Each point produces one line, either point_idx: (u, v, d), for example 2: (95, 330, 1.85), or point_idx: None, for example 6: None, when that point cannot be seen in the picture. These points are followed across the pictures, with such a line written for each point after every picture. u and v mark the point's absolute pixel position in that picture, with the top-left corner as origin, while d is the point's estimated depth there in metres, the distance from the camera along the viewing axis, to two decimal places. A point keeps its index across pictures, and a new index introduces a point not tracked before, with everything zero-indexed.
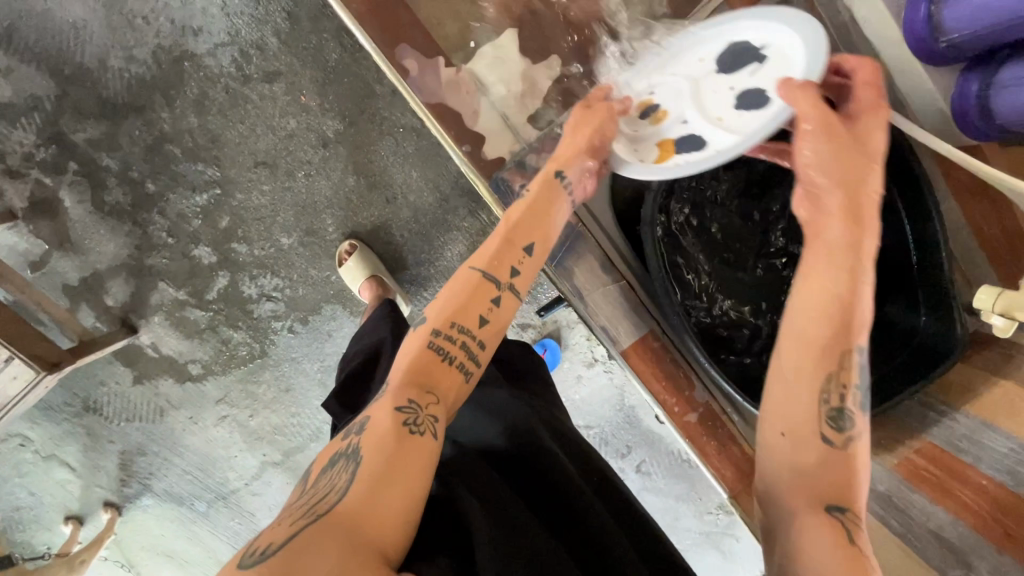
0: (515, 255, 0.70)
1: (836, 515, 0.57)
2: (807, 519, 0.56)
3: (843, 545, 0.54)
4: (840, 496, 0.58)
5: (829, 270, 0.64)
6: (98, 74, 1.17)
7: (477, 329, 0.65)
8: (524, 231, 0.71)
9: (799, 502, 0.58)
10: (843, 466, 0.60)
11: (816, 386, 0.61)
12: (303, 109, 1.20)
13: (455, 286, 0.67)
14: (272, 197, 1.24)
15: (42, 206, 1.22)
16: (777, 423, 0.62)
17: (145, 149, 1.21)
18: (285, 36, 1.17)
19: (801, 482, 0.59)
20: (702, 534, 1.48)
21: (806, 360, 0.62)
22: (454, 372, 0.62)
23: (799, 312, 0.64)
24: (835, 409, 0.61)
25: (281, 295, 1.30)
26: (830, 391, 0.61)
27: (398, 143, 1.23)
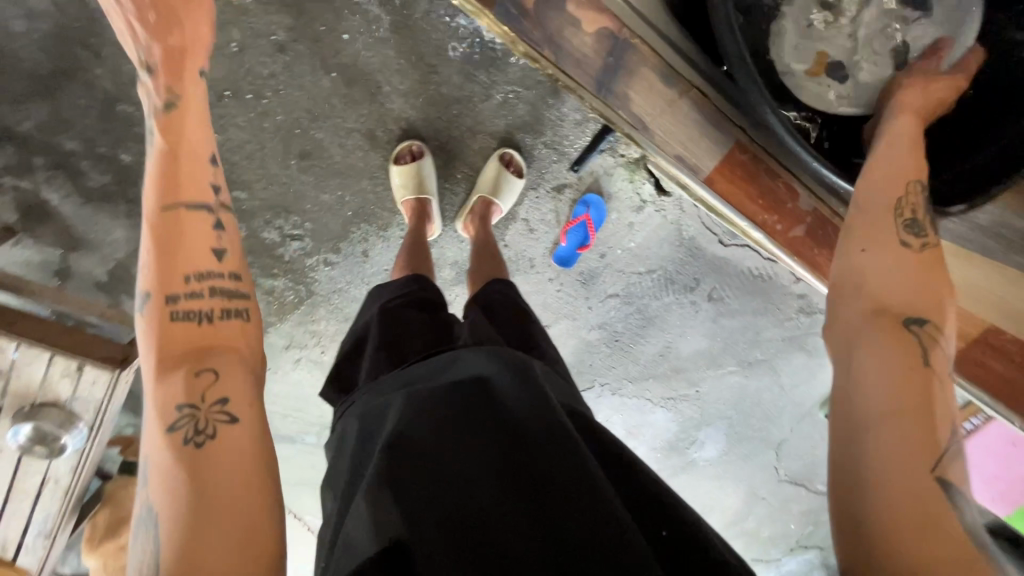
0: (193, 181, 0.66)
1: (916, 329, 0.60)
2: (880, 327, 0.61)
3: (915, 358, 0.59)
4: (921, 311, 0.62)
5: (893, 176, 0.74)
6: (9, 47, 1.01)
7: (221, 264, 0.63)
8: (174, 178, 0.65)
9: (870, 307, 0.63)
10: (934, 296, 0.64)
11: (895, 226, 0.69)
12: (241, 13, 1.02)
13: (162, 247, 0.62)
14: (252, 128, 1.12)
15: (34, 212, 1.15)
16: (857, 242, 0.69)
17: (99, 117, 1.08)
18: None
19: (885, 289, 0.64)
20: (785, 340, 1.54)
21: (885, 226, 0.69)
22: (226, 320, 0.61)
23: (864, 213, 0.71)
24: (908, 218, 0.69)
25: (304, 231, 1.23)
26: (903, 209, 0.70)
27: (361, 18, 1.05)
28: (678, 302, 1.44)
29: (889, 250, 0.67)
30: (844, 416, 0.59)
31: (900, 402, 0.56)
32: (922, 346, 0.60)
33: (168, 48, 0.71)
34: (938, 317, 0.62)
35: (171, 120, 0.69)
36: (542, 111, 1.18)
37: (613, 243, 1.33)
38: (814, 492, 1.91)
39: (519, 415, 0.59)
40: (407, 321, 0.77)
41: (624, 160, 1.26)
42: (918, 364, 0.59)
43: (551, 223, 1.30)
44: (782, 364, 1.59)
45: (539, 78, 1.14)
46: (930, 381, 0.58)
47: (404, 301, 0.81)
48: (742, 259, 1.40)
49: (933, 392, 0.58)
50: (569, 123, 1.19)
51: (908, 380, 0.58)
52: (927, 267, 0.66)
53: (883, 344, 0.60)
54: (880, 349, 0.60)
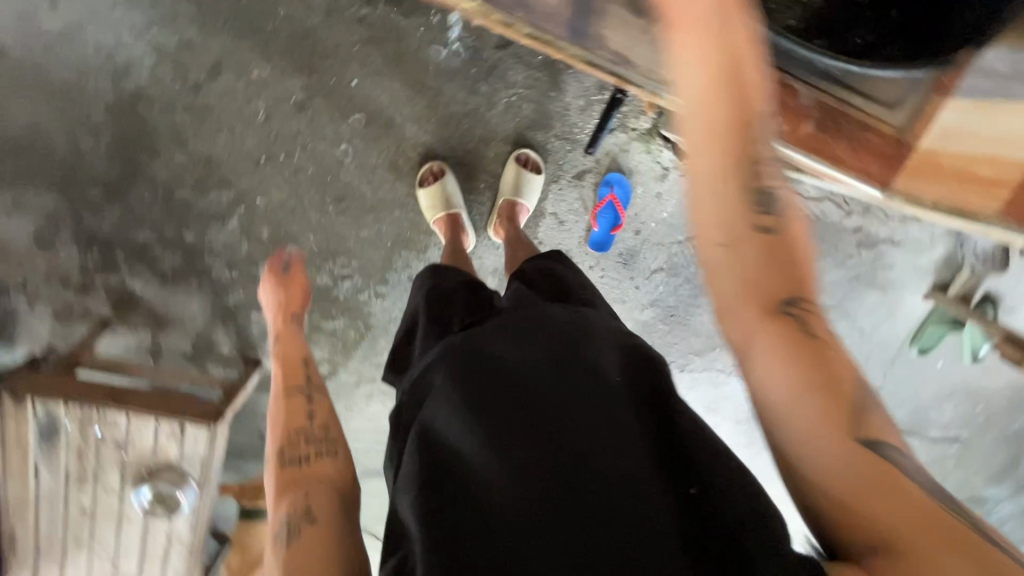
0: (298, 375, 0.88)
1: (792, 309, 0.52)
2: (763, 335, 0.51)
3: (801, 344, 0.50)
4: (791, 288, 0.52)
5: (726, 135, 0.53)
6: (81, 161, 1.17)
7: (312, 422, 0.78)
8: (286, 376, 0.87)
9: (743, 318, 0.52)
10: (800, 265, 0.54)
11: (744, 210, 0.53)
12: (262, 84, 1.14)
13: (276, 422, 0.79)
14: (290, 185, 1.22)
15: (123, 302, 1.30)
16: (709, 238, 0.54)
17: (162, 205, 1.22)
18: (202, 21, 1.09)
19: (750, 290, 0.52)
20: (852, 279, 1.49)
21: (721, 202, 0.53)
22: (319, 459, 0.72)
23: (700, 195, 0.55)
24: (758, 190, 0.53)
25: (352, 269, 1.31)
26: (751, 174, 0.53)
27: (364, 62, 1.14)
28: None
29: (745, 253, 0.53)
30: (767, 424, 0.51)
31: (812, 402, 0.49)
32: (804, 323, 0.51)
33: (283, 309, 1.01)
34: (807, 287, 0.53)
35: (283, 350, 0.94)
36: (547, 106, 1.22)
37: (645, 217, 1.33)
38: (931, 441, 1.75)
39: (543, 382, 0.61)
40: (451, 297, 0.79)
41: (637, 132, 1.26)
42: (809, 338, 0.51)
43: (579, 211, 1.32)
44: (855, 306, 1.53)
45: (540, 76, 1.19)
46: (835, 366, 0.50)
47: (445, 287, 0.81)
48: None
49: (833, 360, 0.51)
50: (574, 109, 1.22)
51: (809, 366, 0.50)
52: (786, 240, 0.53)
53: (780, 338, 0.51)
54: (777, 349, 0.50)
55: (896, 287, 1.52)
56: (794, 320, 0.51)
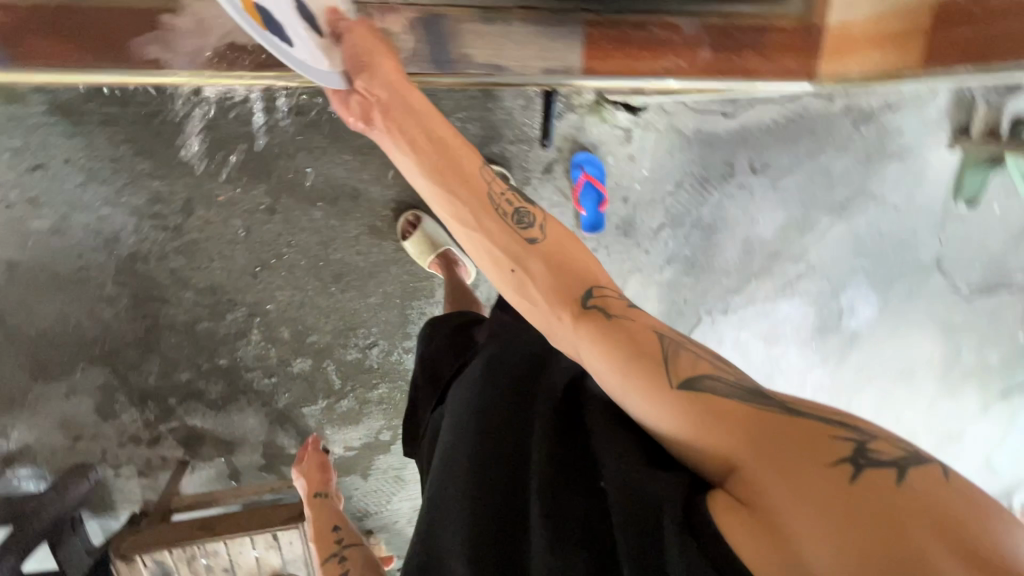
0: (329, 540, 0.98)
1: (585, 298, 0.61)
2: (575, 328, 0.59)
3: (600, 327, 0.58)
4: (578, 282, 0.62)
5: (468, 198, 0.68)
6: (110, 332, 1.27)
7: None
8: (321, 544, 0.98)
9: (560, 324, 0.61)
10: (574, 262, 0.64)
11: (507, 239, 0.66)
12: (232, 204, 1.20)
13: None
14: (291, 282, 1.28)
15: (191, 439, 1.38)
16: (505, 267, 0.66)
17: (191, 343, 1.30)
18: (160, 170, 1.16)
19: (547, 297, 0.62)
20: (863, 159, 1.41)
21: (495, 245, 0.67)
22: None
23: (478, 249, 0.68)
24: (513, 217, 0.67)
25: (375, 335, 1.36)
26: (503, 211, 0.68)
27: (312, 148, 1.19)
28: (727, 195, 1.37)
29: (531, 273, 0.64)
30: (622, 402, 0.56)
31: (628, 373, 0.54)
32: (603, 309, 0.59)
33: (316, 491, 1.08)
34: (591, 277, 0.63)
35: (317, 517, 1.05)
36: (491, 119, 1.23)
37: (627, 182, 1.31)
38: (1018, 289, 1.63)
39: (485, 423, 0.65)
40: (439, 355, 0.80)
41: (586, 108, 1.24)
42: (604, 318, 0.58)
43: (561, 202, 1.31)
44: (878, 184, 1.44)
45: (469, 95, 1.18)
46: (642, 335, 0.56)
47: (433, 346, 0.82)
48: (761, 115, 1.32)
49: (631, 328, 0.57)
50: (517, 112, 1.22)
51: (615, 344, 0.56)
52: (555, 249, 0.65)
53: (594, 333, 0.57)
54: (592, 335, 0.58)
55: (915, 151, 1.42)
56: (597, 311, 0.59)
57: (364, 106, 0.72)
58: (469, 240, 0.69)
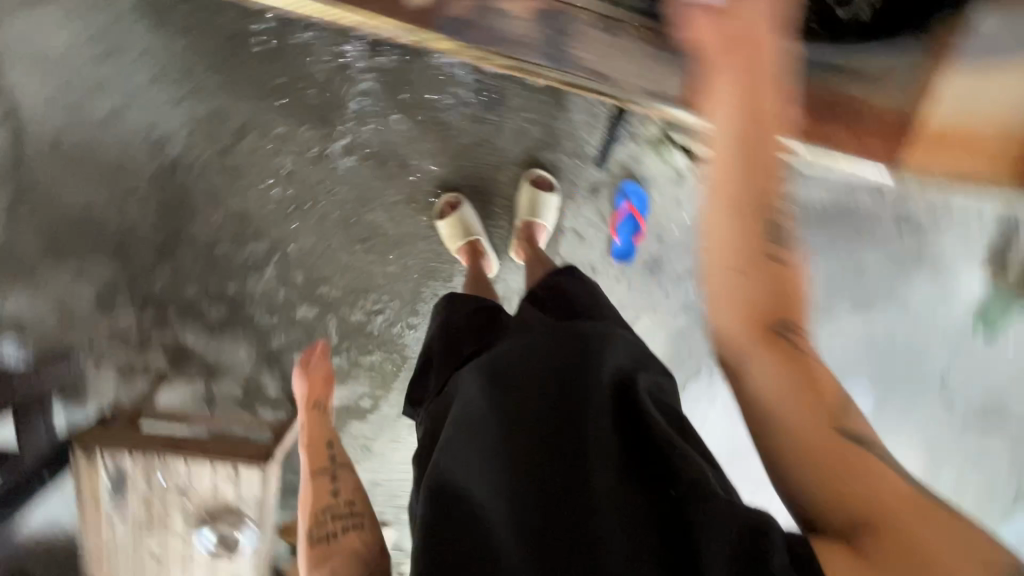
0: (322, 451, 0.90)
1: (785, 332, 0.60)
2: (764, 348, 0.59)
3: (791, 358, 0.59)
4: (787, 314, 0.61)
5: (741, 182, 0.62)
6: (132, 229, 1.28)
7: (336, 500, 0.81)
8: (312, 450, 0.91)
9: (750, 340, 0.60)
10: (792, 293, 0.62)
11: (757, 242, 0.62)
12: (285, 139, 1.22)
13: (306, 496, 0.83)
14: (318, 229, 1.29)
15: (178, 355, 1.38)
16: (728, 261, 0.62)
17: (206, 262, 1.31)
18: (226, 88, 1.18)
19: (746, 308, 0.61)
20: (893, 262, 1.43)
21: (735, 243, 0.62)
22: (347, 533, 0.76)
23: (716, 232, 0.64)
24: (771, 229, 0.62)
25: (383, 303, 1.36)
26: (767, 223, 0.62)
27: (376, 107, 1.21)
28: None
29: (752, 280, 0.61)
30: (759, 417, 0.59)
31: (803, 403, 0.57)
32: (792, 342, 0.60)
33: (310, 397, 0.99)
34: (799, 317, 0.62)
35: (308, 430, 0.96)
36: (554, 126, 1.24)
37: (666, 222, 1.32)
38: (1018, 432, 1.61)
39: (551, 404, 0.64)
40: (457, 325, 0.81)
41: (647, 140, 1.27)
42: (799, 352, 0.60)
43: (598, 223, 1.32)
44: (903, 290, 1.46)
45: (541, 99, 1.23)
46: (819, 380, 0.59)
47: (456, 314, 0.83)
48: (806, 193, 1.37)
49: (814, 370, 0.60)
50: (581, 125, 1.25)
51: (791, 375, 0.59)
52: (790, 277, 0.63)
53: (770, 349, 0.59)
54: (772, 360, 0.59)
55: (944, 266, 1.45)
56: (787, 342, 0.60)
57: (728, 40, 0.65)
58: (713, 222, 0.64)
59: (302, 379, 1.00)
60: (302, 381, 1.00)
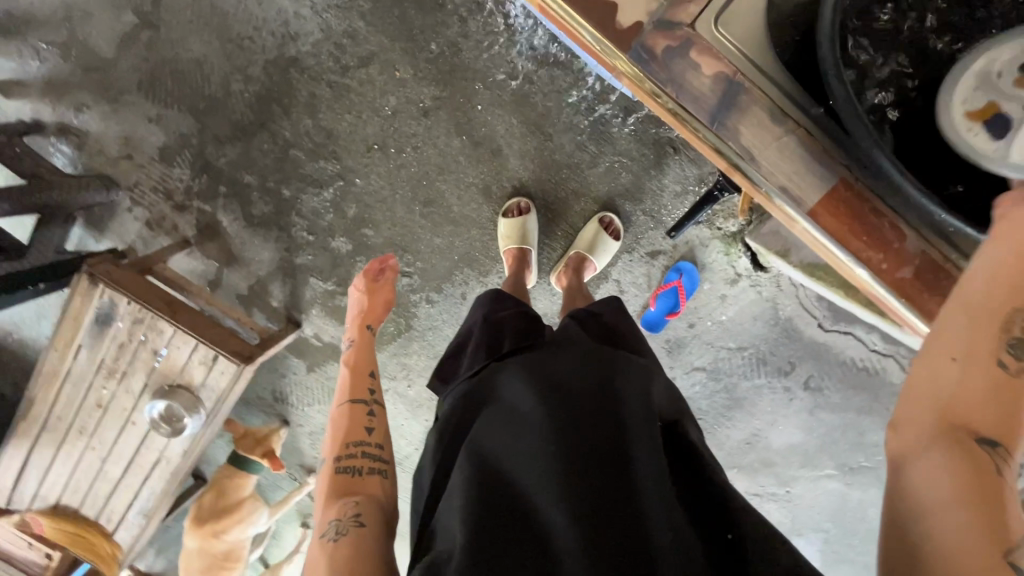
0: (366, 379, 0.88)
1: (989, 446, 0.53)
2: (947, 449, 0.52)
3: (983, 472, 0.51)
4: (993, 431, 0.54)
5: (1002, 287, 0.59)
6: (225, 100, 1.31)
7: (369, 436, 0.79)
8: (357, 374, 0.89)
9: (935, 434, 0.54)
10: (1004, 419, 0.55)
11: (993, 345, 0.57)
12: (400, 84, 1.25)
13: (339, 419, 0.82)
14: (389, 177, 1.32)
15: (208, 229, 1.40)
16: (945, 350, 0.58)
17: (275, 159, 1.33)
18: (370, 16, 1.21)
19: (954, 401, 0.55)
20: None
21: (975, 336, 0.57)
22: (370, 475, 0.74)
23: (947, 321, 0.60)
24: (1014, 339, 0.57)
25: (414, 269, 1.38)
26: (1011, 331, 0.57)
27: (493, 93, 1.24)
28: (770, 386, 1.38)
29: (966, 378, 0.56)
30: (910, 514, 0.52)
31: (968, 512, 0.49)
32: (993, 459, 0.52)
33: (363, 316, 0.99)
34: (1010, 445, 0.53)
35: (355, 353, 0.93)
36: (643, 182, 1.27)
37: (704, 314, 1.33)
38: None
39: (615, 404, 0.64)
40: (504, 321, 0.81)
41: (722, 233, 1.28)
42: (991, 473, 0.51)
43: (641, 286, 1.34)
44: None
45: (643, 151, 1.24)
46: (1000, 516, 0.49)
47: (504, 311, 0.83)
48: (846, 348, 1.32)
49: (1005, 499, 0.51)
50: (668, 193, 1.26)
51: (970, 488, 0.50)
52: (1014, 392, 0.56)
53: (954, 453, 0.52)
54: (943, 463, 0.52)
55: None
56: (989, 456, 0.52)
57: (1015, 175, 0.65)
58: (950, 310, 0.60)
59: (359, 291, 1.01)
60: (358, 294, 1.01)
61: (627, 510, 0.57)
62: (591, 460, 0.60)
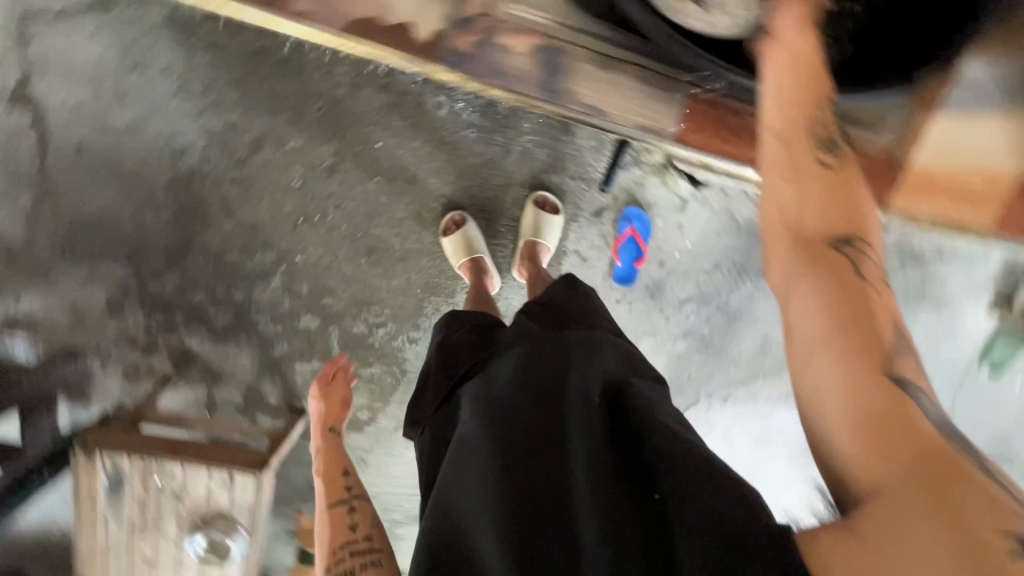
0: (341, 483, 0.91)
1: (846, 247, 0.56)
2: (806, 270, 0.56)
3: (849, 273, 0.55)
4: (848, 228, 0.58)
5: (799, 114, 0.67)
6: (146, 234, 1.31)
7: (354, 534, 0.81)
8: (331, 480, 0.92)
9: (800, 248, 0.58)
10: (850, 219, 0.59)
11: (809, 156, 0.64)
12: (297, 153, 1.25)
13: (323, 529, 0.83)
14: (326, 242, 1.32)
15: (182, 358, 1.40)
16: (785, 172, 0.64)
17: (215, 269, 1.34)
18: (243, 103, 1.22)
19: (796, 226, 0.59)
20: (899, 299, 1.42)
21: (788, 169, 0.64)
22: (365, 569, 0.75)
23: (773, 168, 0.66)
24: (824, 147, 0.65)
25: (386, 316, 1.38)
26: (820, 149, 0.65)
27: (387, 125, 1.24)
28: (759, 289, 1.39)
29: (803, 200, 0.61)
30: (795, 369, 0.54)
31: (840, 330, 0.52)
32: (855, 261, 0.56)
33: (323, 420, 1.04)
34: (867, 237, 0.58)
35: (324, 460, 0.97)
36: (559, 149, 1.27)
37: (668, 248, 1.33)
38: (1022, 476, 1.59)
39: (544, 403, 0.66)
40: (457, 340, 0.82)
41: (651, 167, 1.29)
42: (855, 278, 0.55)
43: (600, 247, 1.34)
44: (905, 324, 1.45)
45: (548, 122, 1.25)
46: (879, 309, 0.54)
47: (457, 330, 0.83)
48: None
49: (876, 304, 0.54)
50: (586, 150, 1.28)
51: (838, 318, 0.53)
52: (846, 181, 0.62)
53: (816, 283, 0.55)
54: (814, 293, 0.55)
55: (951, 304, 1.44)
56: (847, 255, 0.56)
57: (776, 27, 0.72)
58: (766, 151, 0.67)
59: (316, 399, 1.06)
60: (316, 401, 1.06)
61: (556, 504, 0.61)
62: (519, 465, 0.63)
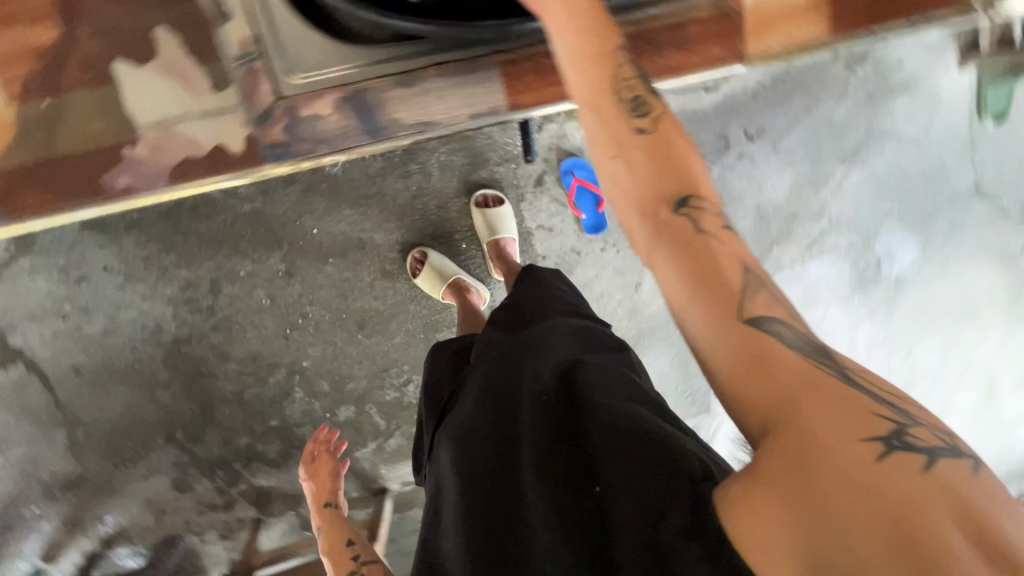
0: (346, 554, 0.98)
1: (684, 205, 0.53)
2: (653, 247, 0.54)
3: (687, 235, 0.52)
4: (684, 187, 0.54)
5: (595, 77, 0.61)
6: (171, 413, 1.38)
7: None
8: (337, 555, 0.98)
9: (638, 223, 0.55)
10: (680, 173, 0.56)
11: (620, 119, 0.58)
12: (253, 276, 1.29)
13: None
14: (320, 337, 1.35)
15: (261, 498, 1.47)
16: (607, 148, 0.58)
17: (243, 410, 1.39)
18: (185, 260, 1.26)
19: (632, 199, 0.56)
20: (865, 103, 1.35)
21: (606, 133, 0.58)
22: None
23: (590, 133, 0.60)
24: (631, 103, 0.59)
25: (408, 372, 1.41)
26: (628, 98, 0.59)
27: (313, 209, 1.26)
28: (726, 167, 1.35)
29: (632, 169, 0.56)
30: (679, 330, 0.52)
31: (700, 298, 0.50)
32: (695, 220, 0.53)
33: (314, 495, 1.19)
34: (702, 189, 0.54)
35: (328, 531, 1.09)
36: (473, 146, 1.26)
37: None
38: None
39: (494, 429, 0.68)
40: (440, 377, 0.86)
41: (563, 114, 1.27)
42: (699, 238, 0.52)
43: (559, 210, 1.32)
44: (884, 123, 1.37)
45: None
46: (731, 260, 0.52)
47: (443, 360, 0.88)
48: (743, 81, 1.30)
49: (717, 251, 0.52)
50: (497, 134, 1.26)
51: (699, 282, 0.51)
52: (665, 134, 0.57)
53: (667, 252, 0.53)
54: (667, 260, 0.53)
55: (921, 79, 1.35)
56: (687, 219, 0.53)
57: None
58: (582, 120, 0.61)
59: (308, 480, 1.21)
60: (307, 480, 1.21)
61: (513, 527, 0.62)
62: (482, 495, 0.65)
